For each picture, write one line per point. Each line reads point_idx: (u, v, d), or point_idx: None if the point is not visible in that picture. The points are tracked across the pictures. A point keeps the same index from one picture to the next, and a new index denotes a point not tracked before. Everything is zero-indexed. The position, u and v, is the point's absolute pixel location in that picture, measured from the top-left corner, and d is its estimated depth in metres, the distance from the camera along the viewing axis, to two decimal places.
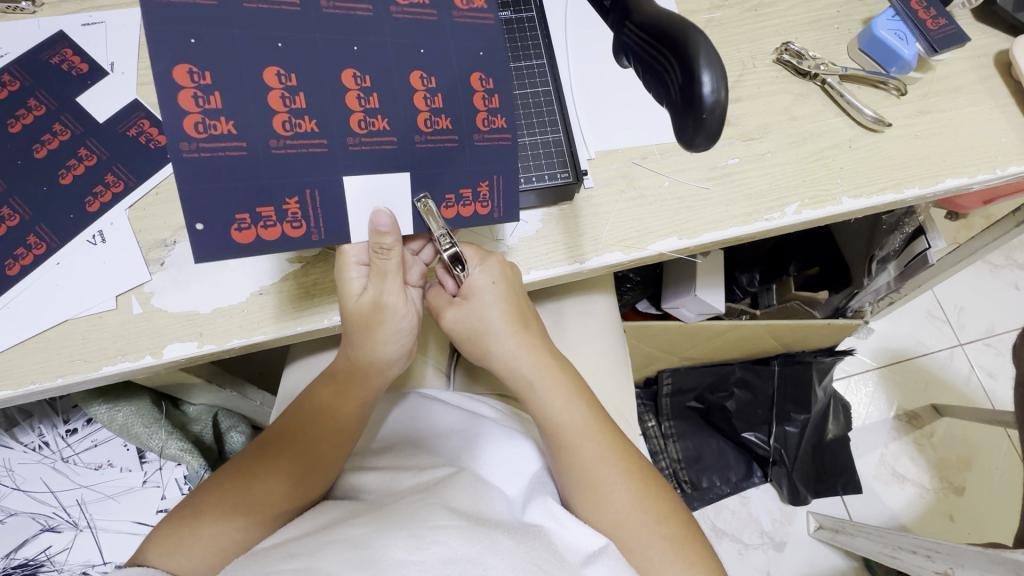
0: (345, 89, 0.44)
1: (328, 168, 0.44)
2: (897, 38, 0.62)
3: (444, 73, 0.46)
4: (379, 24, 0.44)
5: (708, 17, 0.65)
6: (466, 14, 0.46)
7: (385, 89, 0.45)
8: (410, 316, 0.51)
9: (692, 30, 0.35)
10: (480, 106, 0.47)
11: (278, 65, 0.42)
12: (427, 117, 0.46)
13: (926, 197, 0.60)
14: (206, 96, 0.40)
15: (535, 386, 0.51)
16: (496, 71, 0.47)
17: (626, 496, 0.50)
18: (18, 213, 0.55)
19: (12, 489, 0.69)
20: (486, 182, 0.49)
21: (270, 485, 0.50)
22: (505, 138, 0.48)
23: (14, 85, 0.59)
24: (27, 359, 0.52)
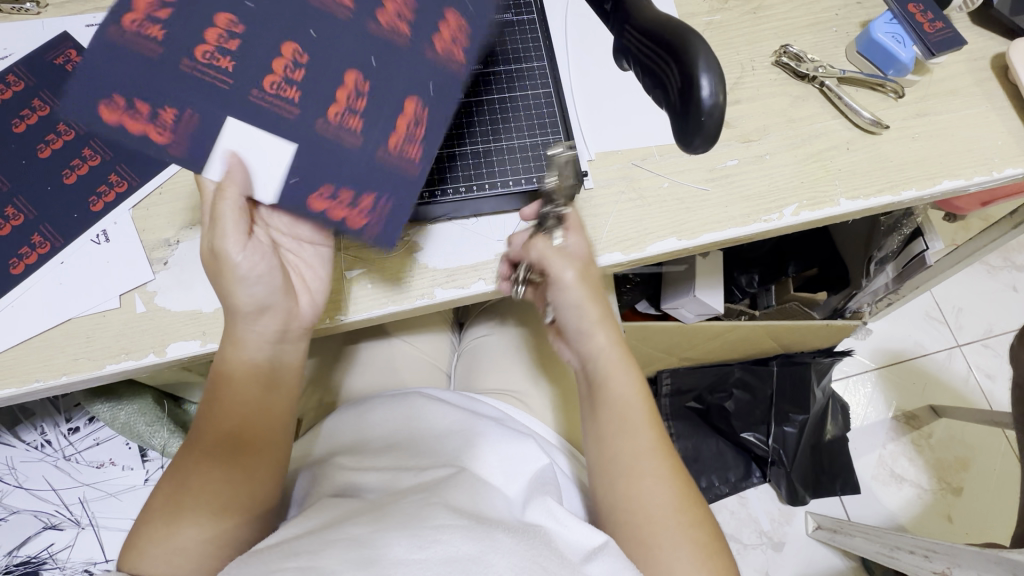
0: (280, 56, 0.47)
1: (211, 104, 0.45)
2: (895, 41, 0.62)
3: (370, 86, 0.49)
4: (348, 36, 0.49)
5: (707, 20, 0.66)
6: (437, 54, 0.51)
7: (314, 70, 0.48)
8: (256, 262, 0.47)
9: (691, 35, 0.35)
10: (399, 129, 0.50)
11: (231, 14, 0.46)
12: (334, 108, 0.48)
13: (923, 199, 0.61)
14: (158, 8, 0.45)
15: (610, 370, 0.53)
16: (438, 104, 0.51)
17: (666, 492, 0.49)
18: (22, 213, 0.56)
19: (14, 487, 0.70)
20: (371, 198, 0.49)
21: (220, 477, 0.47)
22: (409, 169, 0.50)
23: (18, 85, 0.59)
24: (31, 357, 0.52)
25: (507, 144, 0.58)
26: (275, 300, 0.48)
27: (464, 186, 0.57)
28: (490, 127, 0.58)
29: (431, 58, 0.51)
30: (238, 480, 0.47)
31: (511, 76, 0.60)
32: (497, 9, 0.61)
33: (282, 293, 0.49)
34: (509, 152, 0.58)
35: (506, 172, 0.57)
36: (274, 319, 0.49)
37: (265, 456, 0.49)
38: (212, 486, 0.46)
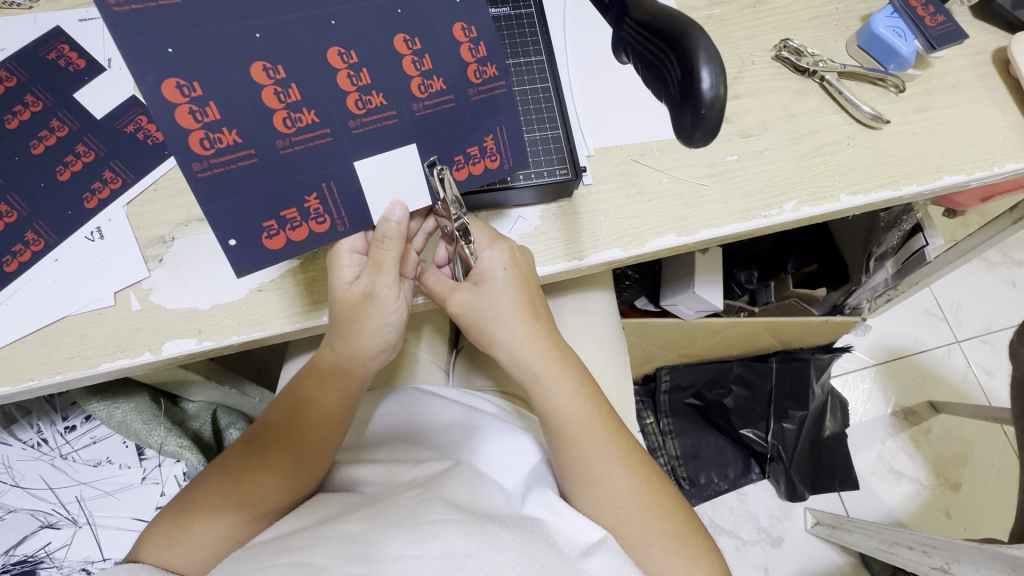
0: (335, 70, 0.44)
1: (339, 158, 0.46)
2: (895, 34, 0.62)
3: (421, 40, 0.46)
4: (368, 19, 0.44)
5: (707, 14, 0.65)
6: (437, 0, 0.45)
7: (372, 60, 0.45)
8: (399, 311, 0.52)
9: (691, 25, 0.34)
10: (472, 62, 0.47)
11: (262, 59, 0.42)
12: (407, 85, 0.46)
13: (924, 194, 0.60)
14: (200, 108, 0.41)
15: (542, 381, 0.51)
16: (477, 17, 0.47)
17: (628, 495, 0.50)
18: (15, 210, 0.55)
19: (10, 486, 0.69)
20: (491, 137, 0.50)
21: (265, 479, 0.50)
22: (499, 80, 0.49)
23: (10, 81, 0.59)
24: (26, 355, 0.52)
25: None
26: (393, 340, 0.53)
27: None
28: None
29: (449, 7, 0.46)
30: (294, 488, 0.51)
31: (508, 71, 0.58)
32: (496, 3, 0.60)
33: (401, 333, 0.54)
34: None
35: None
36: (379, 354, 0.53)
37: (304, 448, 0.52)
38: (260, 492, 0.49)
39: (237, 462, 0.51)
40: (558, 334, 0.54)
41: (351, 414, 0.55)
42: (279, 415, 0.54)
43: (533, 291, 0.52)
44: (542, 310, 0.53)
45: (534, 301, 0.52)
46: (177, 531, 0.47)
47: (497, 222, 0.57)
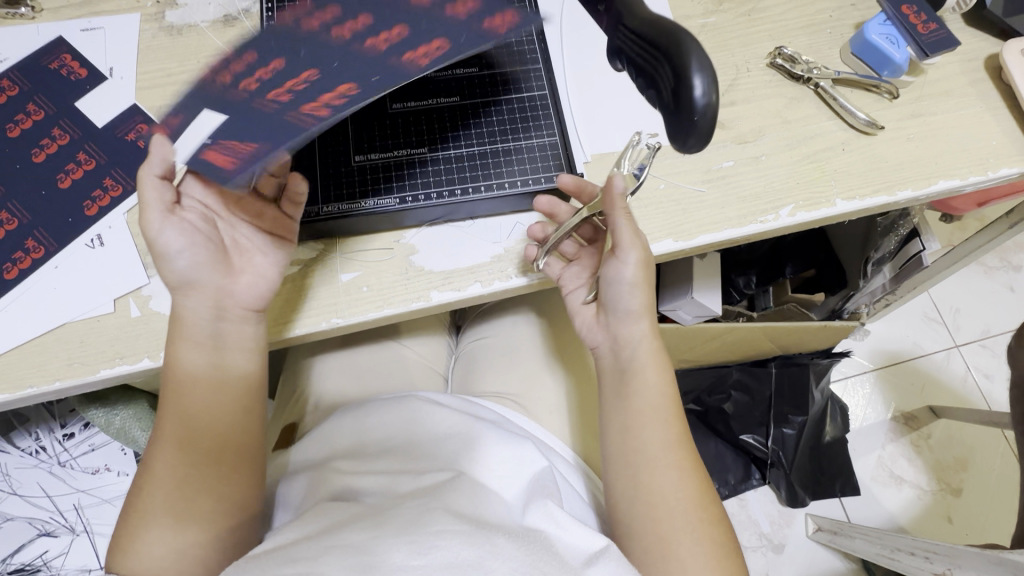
0: (325, 33, 0.43)
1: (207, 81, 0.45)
2: (889, 42, 0.63)
3: (397, 13, 0.44)
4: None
5: (702, 22, 0.66)
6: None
7: (340, 51, 0.43)
8: (182, 237, 0.48)
9: (684, 36, 0.35)
10: (328, 96, 0.43)
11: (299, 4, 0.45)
12: (358, 37, 0.44)
13: (919, 199, 0.61)
14: None
15: (639, 369, 0.53)
16: (383, 79, 0.43)
17: (683, 490, 0.50)
18: (16, 217, 0.55)
19: (9, 494, 0.69)
20: (253, 147, 0.43)
21: (189, 470, 0.48)
22: (313, 126, 0.43)
23: (13, 90, 0.60)
24: (25, 362, 0.52)
25: (504, 147, 0.57)
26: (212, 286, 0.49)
27: (460, 189, 0.56)
28: (482, 131, 0.57)
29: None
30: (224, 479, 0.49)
31: (506, 79, 0.59)
32: None
33: (213, 270, 0.49)
34: (506, 154, 0.57)
35: (504, 174, 0.57)
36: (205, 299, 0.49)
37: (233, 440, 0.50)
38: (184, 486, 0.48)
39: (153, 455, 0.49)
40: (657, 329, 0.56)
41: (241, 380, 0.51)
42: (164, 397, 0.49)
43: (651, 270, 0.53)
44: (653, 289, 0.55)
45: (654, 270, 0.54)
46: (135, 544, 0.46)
47: (496, 227, 0.58)
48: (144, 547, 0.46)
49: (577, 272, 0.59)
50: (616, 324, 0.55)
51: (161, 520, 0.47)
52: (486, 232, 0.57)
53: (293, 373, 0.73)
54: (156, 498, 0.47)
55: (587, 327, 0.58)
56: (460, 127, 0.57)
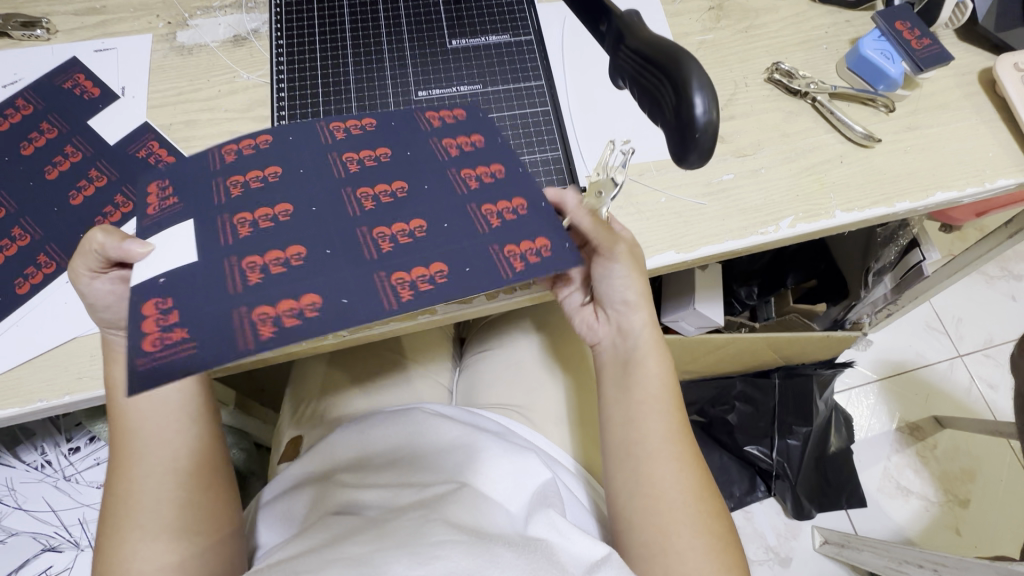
0: (344, 237, 0.47)
1: (198, 208, 0.47)
2: (884, 57, 0.64)
3: (415, 212, 0.49)
4: (478, 200, 0.51)
5: (700, 39, 0.68)
6: (477, 221, 0.49)
7: (316, 267, 0.45)
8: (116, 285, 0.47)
9: (684, 55, 0.36)
10: (279, 309, 0.43)
11: (347, 186, 0.50)
12: (366, 228, 0.48)
13: (917, 210, 0.62)
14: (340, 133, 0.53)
15: (637, 359, 0.54)
16: (315, 322, 0.42)
17: (680, 480, 0.50)
18: (28, 233, 0.56)
19: (13, 509, 0.68)
20: (184, 334, 0.41)
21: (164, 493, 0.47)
22: (246, 343, 0.41)
23: (27, 109, 0.61)
24: (35, 376, 0.52)
25: None
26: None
27: None
28: None
29: (481, 236, 0.48)
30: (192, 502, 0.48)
31: (510, 94, 0.62)
32: (497, 31, 0.65)
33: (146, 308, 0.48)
34: None
35: None
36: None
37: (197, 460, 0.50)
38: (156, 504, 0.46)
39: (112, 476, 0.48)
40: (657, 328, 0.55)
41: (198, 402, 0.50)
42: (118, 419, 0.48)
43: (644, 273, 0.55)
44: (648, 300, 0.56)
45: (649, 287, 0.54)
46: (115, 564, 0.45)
47: None
48: (128, 563, 0.45)
49: (572, 271, 0.58)
50: (619, 312, 0.55)
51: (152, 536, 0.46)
52: None
53: (298, 387, 0.74)
54: (133, 513, 0.46)
55: (588, 322, 0.58)
56: None
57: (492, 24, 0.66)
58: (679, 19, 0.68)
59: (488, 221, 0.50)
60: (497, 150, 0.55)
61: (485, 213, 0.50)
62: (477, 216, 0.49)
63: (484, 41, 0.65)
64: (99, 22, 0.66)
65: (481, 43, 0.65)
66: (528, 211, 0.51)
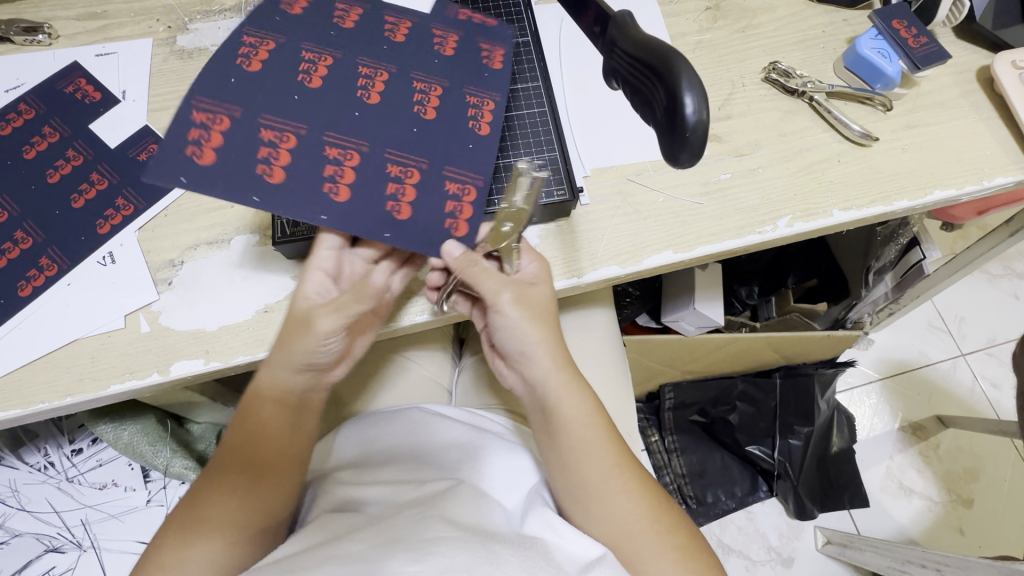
0: (302, 61, 0.54)
1: (426, 13, 0.60)
2: (881, 56, 0.64)
3: (271, 71, 0.53)
4: (233, 126, 0.50)
5: (697, 39, 0.68)
6: (214, 102, 0.51)
7: (277, 56, 0.54)
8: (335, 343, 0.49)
9: (675, 55, 0.36)
10: (254, 51, 0.54)
11: (365, 88, 0.54)
12: (305, 77, 0.54)
13: (916, 209, 0.62)
14: (427, 103, 0.55)
15: (561, 391, 0.50)
16: (229, 52, 0.53)
17: (638, 506, 0.50)
18: (31, 237, 0.57)
19: (16, 510, 0.69)
20: (294, 12, 0.57)
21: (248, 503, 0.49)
22: (246, 49, 0.54)
23: (29, 113, 0.62)
24: (37, 378, 0.53)
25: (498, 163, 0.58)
26: (320, 366, 0.50)
27: None
28: None
29: (200, 91, 0.51)
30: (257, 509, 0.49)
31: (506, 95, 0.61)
32: None
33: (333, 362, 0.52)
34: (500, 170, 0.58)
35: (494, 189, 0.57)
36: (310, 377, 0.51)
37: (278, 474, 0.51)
38: (227, 505, 0.48)
39: (201, 477, 0.51)
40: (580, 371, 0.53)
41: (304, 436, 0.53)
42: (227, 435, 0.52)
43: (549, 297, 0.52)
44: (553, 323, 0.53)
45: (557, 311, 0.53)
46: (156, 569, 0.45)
47: None
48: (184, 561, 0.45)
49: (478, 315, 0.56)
50: (520, 362, 0.52)
51: (210, 538, 0.47)
52: None
53: None
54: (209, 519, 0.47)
55: (499, 369, 0.57)
56: None
57: None
58: (676, 19, 0.69)
59: (202, 108, 0.50)
60: (289, 190, 0.49)
61: (272, 164, 0.50)
62: (226, 107, 0.51)
63: None
64: (100, 27, 0.66)
65: None
66: (277, 184, 0.49)
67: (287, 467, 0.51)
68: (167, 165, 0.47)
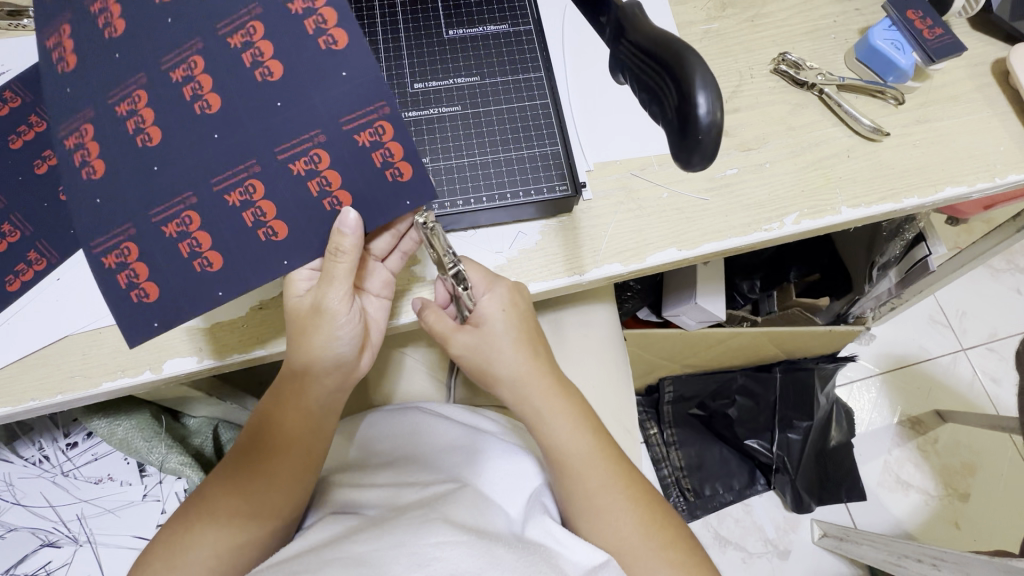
0: (122, 117, 0.46)
1: None
2: (894, 47, 0.62)
3: (111, 158, 0.47)
4: (141, 242, 0.47)
5: (704, 29, 0.66)
6: (104, 237, 0.47)
7: (99, 133, 0.47)
8: (351, 324, 0.49)
9: (687, 49, 0.34)
10: (85, 148, 0.47)
11: (198, 97, 0.45)
12: (143, 135, 0.46)
13: (926, 206, 0.60)
14: (256, 43, 0.43)
15: (545, 417, 0.52)
16: (88, 221, 0.47)
17: (637, 515, 0.50)
18: (19, 229, 0.55)
19: (12, 504, 0.68)
20: (72, 62, 0.47)
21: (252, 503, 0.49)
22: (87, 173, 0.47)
23: (15, 102, 0.59)
24: (27, 375, 0.52)
25: (496, 157, 0.56)
26: (346, 360, 0.51)
27: (461, 199, 0.55)
28: (495, 139, 0.57)
29: (90, 237, 0.47)
30: (260, 512, 0.49)
31: (507, 87, 0.58)
32: (495, 20, 0.61)
33: (353, 351, 0.51)
34: (498, 165, 0.56)
35: (492, 184, 0.56)
36: (339, 375, 0.51)
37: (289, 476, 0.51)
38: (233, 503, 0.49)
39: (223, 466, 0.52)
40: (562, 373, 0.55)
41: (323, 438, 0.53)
42: (246, 434, 0.53)
43: (531, 326, 0.53)
44: (541, 343, 0.54)
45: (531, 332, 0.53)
46: (163, 568, 0.46)
47: (496, 237, 0.57)
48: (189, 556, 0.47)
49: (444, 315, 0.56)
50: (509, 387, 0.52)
51: (209, 534, 0.48)
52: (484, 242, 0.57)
53: None
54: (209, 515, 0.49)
55: None
56: (470, 136, 0.57)
57: (489, 13, 0.61)
58: (682, 8, 0.66)
59: (105, 250, 0.47)
60: (238, 262, 0.47)
61: (192, 251, 0.47)
62: (114, 232, 0.47)
63: (480, 31, 0.60)
64: None
65: (478, 33, 0.60)
66: (224, 264, 0.47)
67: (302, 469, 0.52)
68: (128, 320, 0.48)
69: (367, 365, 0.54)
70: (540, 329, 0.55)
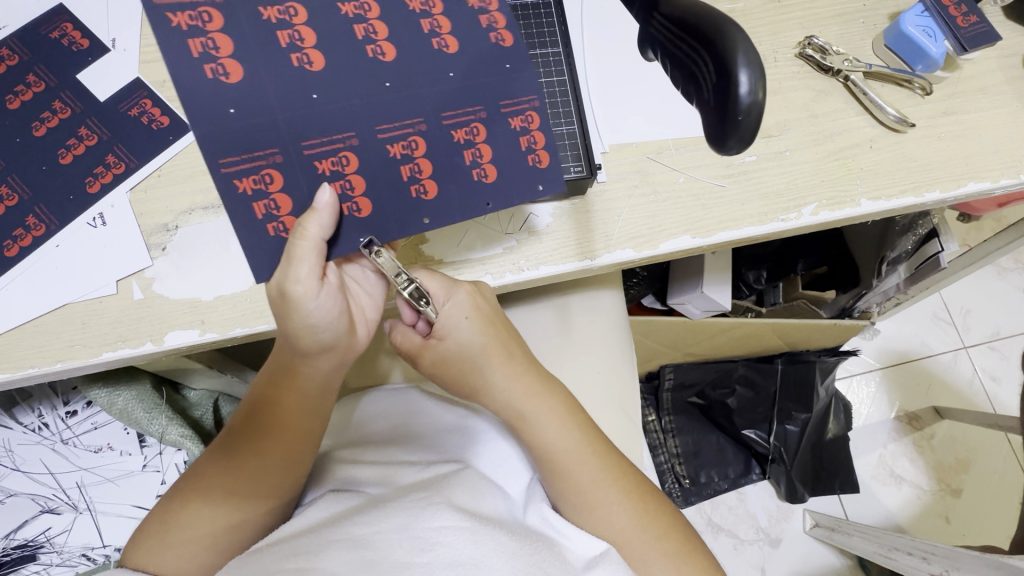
0: (276, 29, 0.42)
1: None
2: (925, 35, 0.60)
3: (247, 61, 0.42)
4: (285, 170, 0.43)
5: (729, 8, 0.63)
6: (242, 156, 0.42)
7: (239, 37, 0.41)
8: (329, 306, 0.45)
9: (729, 24, 0.33)
10: (211, 39, 0.41)
11: (374, 41, 0.44)
12: (301, 55, 0.43)
13: (946, 201, 0.59)
14: (439, 18, 0.45)
15: (530, 419, 0.51)
16: (210, 123, 0.41)
17: (637, 507, 0.50)
18: (17, 193, 0.54)
19: (11, 470, 0.68)
20: None
21: (243, 485, 0.49)
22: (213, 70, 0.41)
23: (12, 60, 0.56)
24: (26, 343, 0.51)
25: None
26: (337, 343, 0.48)
27: None
28: None
29: (221, 152, 0.42)
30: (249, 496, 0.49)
31: None
32: None
33: (345, 335, 0.48)
34: None
35: None
36: (332, 359, 0.49)
37: (277, 460, 0.50)
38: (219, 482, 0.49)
39: (212, 451, 0.51)
40: (538, 365, 0.53)
41: (318, 416, 0.52)
42: (236, 417, 0.52)
43: (500, 322, 0.52)
44: (515, 344, 0.53)
45: (506, 324, 0.52)
46: (156, 545, 0.46)
47: (507, 218, 0.55)
48: (182, 530, 0.47)
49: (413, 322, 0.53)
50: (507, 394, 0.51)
51: (202, 514, 0.48)
52: (495, 223, 0.55)
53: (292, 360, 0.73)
54: (201, 494, 0.48)
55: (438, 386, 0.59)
56: None
57: None
58: None
59: (238, 172, 0.42)
60: (390, 214, 0.46)
61: (342, 192, 0.44)
62: (255, 154, 0.42)
63: None
64: None
65: None
66: (375, 210, 0.45)
67: (290, 450, 0.50)
68: (265, 256, 0.44)
69: (366, 338, 0.51)
70: (507, 318, 0.53)
